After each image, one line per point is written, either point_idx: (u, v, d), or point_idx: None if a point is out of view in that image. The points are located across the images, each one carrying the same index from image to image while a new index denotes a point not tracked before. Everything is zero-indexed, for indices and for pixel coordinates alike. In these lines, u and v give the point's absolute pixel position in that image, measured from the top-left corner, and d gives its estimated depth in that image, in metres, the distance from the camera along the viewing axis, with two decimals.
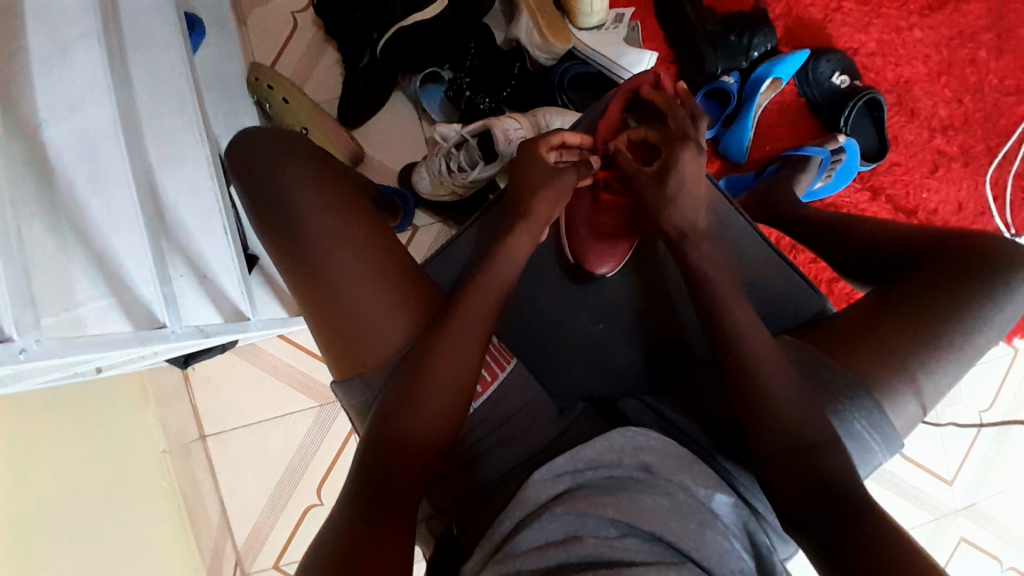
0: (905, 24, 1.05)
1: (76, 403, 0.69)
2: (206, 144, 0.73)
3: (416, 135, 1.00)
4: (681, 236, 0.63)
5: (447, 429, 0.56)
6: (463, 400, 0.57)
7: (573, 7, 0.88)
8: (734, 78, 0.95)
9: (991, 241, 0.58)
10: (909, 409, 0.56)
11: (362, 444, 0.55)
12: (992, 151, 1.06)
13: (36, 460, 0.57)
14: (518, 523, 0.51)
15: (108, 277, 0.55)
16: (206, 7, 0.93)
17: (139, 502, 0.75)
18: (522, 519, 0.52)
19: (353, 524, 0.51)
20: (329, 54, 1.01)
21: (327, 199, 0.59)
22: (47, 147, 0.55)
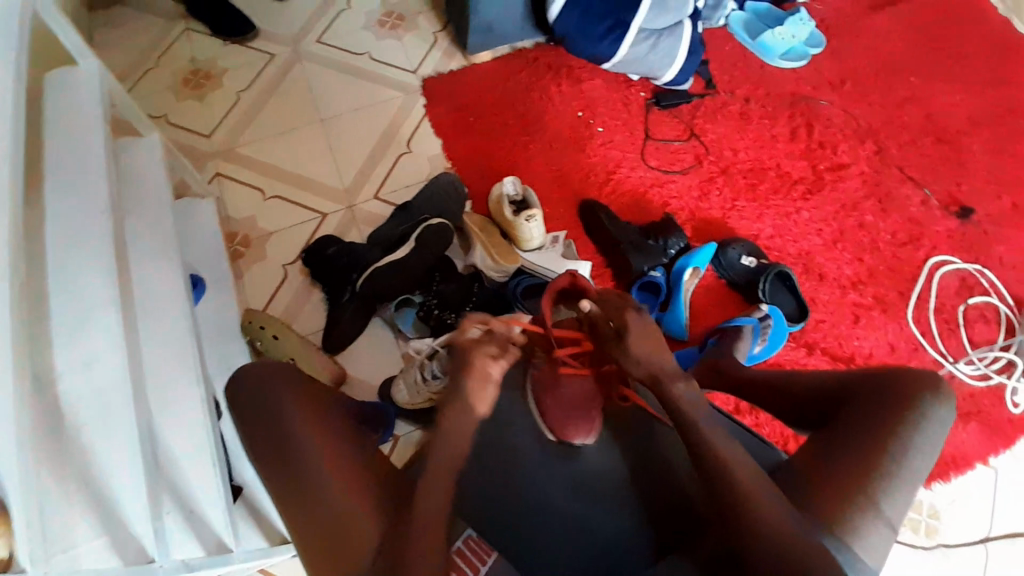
0: (793, 209, 1.28)
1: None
2: (203, 384, 0.80)
3: (393, 353, 1.11)
4: (656, 378, 0.67)
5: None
6: None
7: (516, 235, 1.09)
8: (660, 271, 1.13)
9: (895, 372, 0.67)
10: (873, 540, 0.59)
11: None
12: (905, 294, 1.21)
13: None
14: None
15: (106, 517, 0.59)
16: (208, 269, 1.11)
17: None
18: None
19: None
20: (315, 293, 1.16)
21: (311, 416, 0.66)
22: (61, 400, 0.63)
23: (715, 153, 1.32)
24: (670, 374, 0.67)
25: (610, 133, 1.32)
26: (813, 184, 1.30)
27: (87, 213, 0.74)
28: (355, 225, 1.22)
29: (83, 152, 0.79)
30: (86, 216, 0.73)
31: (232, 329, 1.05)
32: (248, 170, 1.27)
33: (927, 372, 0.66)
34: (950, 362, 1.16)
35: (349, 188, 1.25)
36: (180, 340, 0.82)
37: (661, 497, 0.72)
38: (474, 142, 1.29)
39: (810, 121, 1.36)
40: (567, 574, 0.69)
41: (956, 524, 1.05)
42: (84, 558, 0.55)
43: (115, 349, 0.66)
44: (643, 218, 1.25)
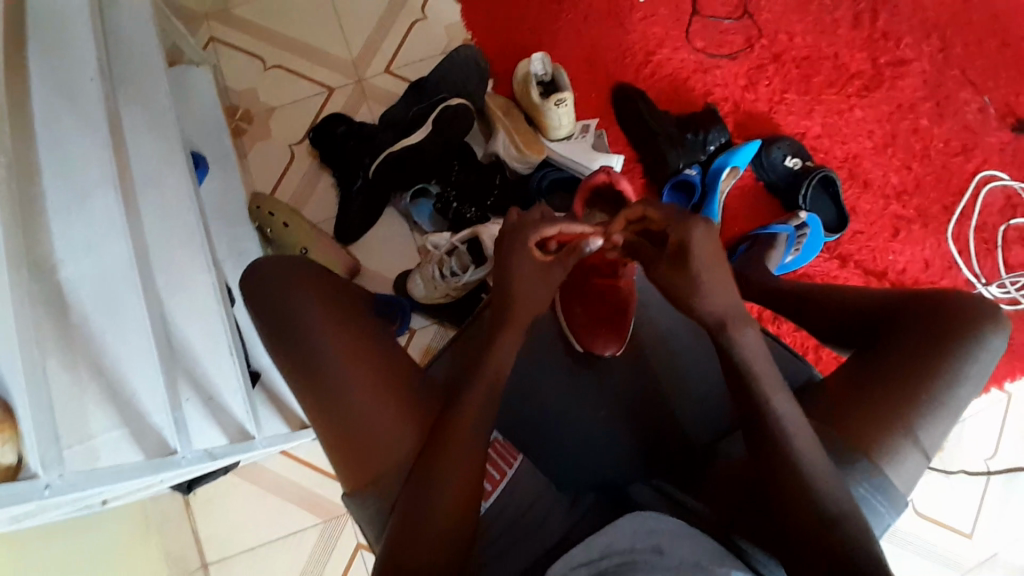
0: (845, 106, 1.16)
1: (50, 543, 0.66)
2: (212, 270, 0.77)
3: (409, 245, 1.07)
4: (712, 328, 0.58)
5: (464, 527, 0.56)
6: (473, 495, 0.57)
7: (543, 122, 1.00)
8: (696, 169, 1.05)
9: (955, 297, 0.62)
10: (907, 465, 0.58)
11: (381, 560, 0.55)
12: (948, 209, 1.14)
13: None
14: None
15: (121, 406, 0.58)
16: (208, 147, 1.03)
17: None
18: None
19: None
20: (325, 177, 1.09)
21: (334, 318, 0.63)
22: (64, 287, 0.58)
23: (768, 36, 1.17)
24: (737, 317, 0.58)
25: (652, 7, 1.16)
26: (872, 79, 1.17)
27: (67, 87, 0.66)
28: (366, 102, 1.12)
29: (59, 9, 0.69)
30: (68, 92, 0.66)
31: (239, 212, 1.00)
32: (245, 35, 1.13)
33: (985, 299, 0.62)
34: (982, 283, 1.11)
35: (357, 61, 1.13)
36: (187, 225, 0.77)
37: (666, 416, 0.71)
38: (496, 12, 1.14)
39: (878, 4, 1.19)
40: (588, 477, 0.70)
41: (961, 442, 1.07)
42: (102, 450, 0.55)
43: (120, 235, 0.63)
44: (682, 108, 1.14)
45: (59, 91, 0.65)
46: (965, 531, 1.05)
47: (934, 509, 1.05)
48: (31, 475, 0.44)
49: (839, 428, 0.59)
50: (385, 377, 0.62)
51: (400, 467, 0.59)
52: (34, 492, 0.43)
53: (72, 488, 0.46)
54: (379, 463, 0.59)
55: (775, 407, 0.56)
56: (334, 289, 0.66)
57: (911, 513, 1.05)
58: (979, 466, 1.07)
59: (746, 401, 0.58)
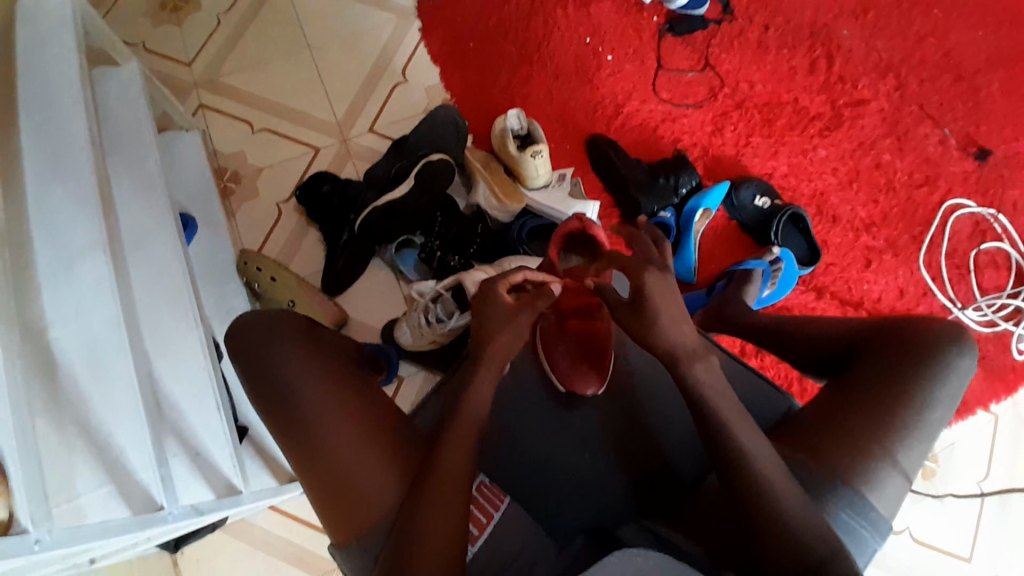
0: (808, 147, 1.22)
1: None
2: (201, 326, 0.78)
3: (395, 295, 1.08)
4: (673, 360, 0.61)
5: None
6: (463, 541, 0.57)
7: (521, 173, 1.04)
8: (670, 211, 1.09)
9: (918, 323, 0.65)
10: (889, 490, 0.59)
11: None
12: (918, 238, 1.18)
13: None
14: None
15: (107, 464, 0.58)
16: (197, 209, 1.06)
17: None
18: None
19: None
20: (312, 232, 1.12)
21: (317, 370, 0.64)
22: (53, 349, 0.59)
23: (730, 86, 1.25)
24: (690, 354, 0.61)
25: (620, 63, 1.24)
26: (831, 121, 1.24)
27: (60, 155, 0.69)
28: (351, 160, 1.16)
29: (54, 87, 0.73)
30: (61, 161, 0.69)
31: (227, 270, 1.02)
32: (234, 102, 1.19)
33: (948, 324, 0.65)
34: (957, 307, 1.15)
35: (342, 122, 1.18)
36: (175, 285, 0.79)
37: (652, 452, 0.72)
38: (473, 72, 1.21)
39: (831, 52, 1.27)
40: (574, 519, 0.70)
41: (953, 467, 1.07)
42: (88, 509, 0.54)
43: (103, 296, 0.64)
44: (653, 155, 1.19)
45: (52, 160, 0.68)
46: (965, 555, 1.04)
47: (934, 536, 1.04)
48: (19, 531, 0.44)
49: (818, 456, 0.60)
50: (370, 426, 0.62)
51: (386, 517, 0.59)
52: (23, 547, 0.43)
53: (60, 546, 0.46)
54: (365, 514, 0.59)
55: (740, 440, 0.58)
56: (317, 342, 0.67)
57: (910, 541, 1.04)
58: (973, 489, 1.07)
59: (718, 435, 0.59)
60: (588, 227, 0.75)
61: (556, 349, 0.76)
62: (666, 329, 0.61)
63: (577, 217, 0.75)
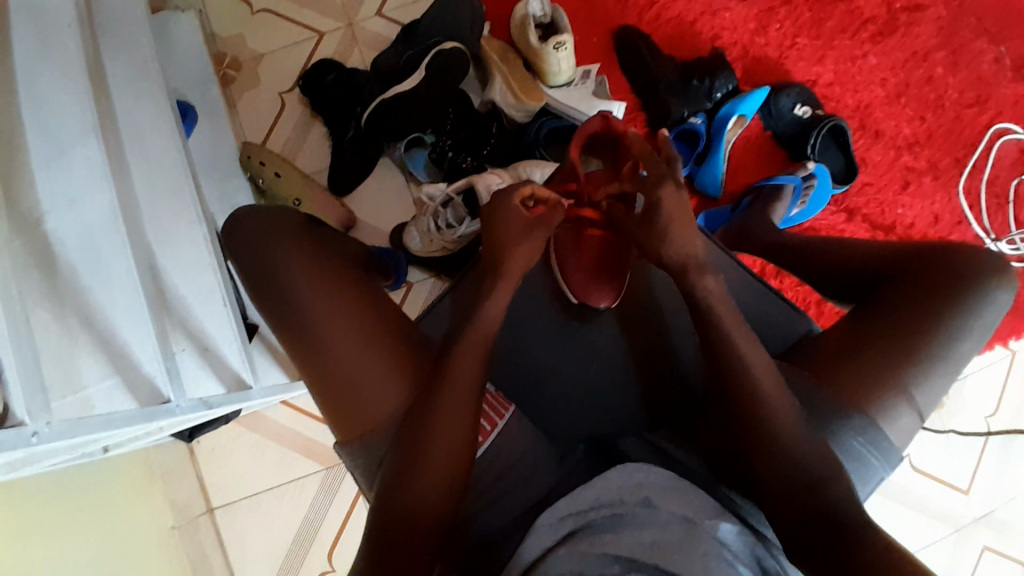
0: (859, 52, 1.11)
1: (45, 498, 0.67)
2: (204, 223, 0.76)
3: (403, 196, 1.05)
4: (683, 268, 0.62)
5: (458, 473, 0.57)
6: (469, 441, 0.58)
7: (542, 68, 0.95)
8: (701, 118, 1.01)
9: (960, 250, 0.61)
10: (905, 420, 0.58)
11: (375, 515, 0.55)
12: (960, 162, 1.10)
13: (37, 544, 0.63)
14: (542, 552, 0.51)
15: (112, 356, 0.57)
16: (196, 96, 1.00)
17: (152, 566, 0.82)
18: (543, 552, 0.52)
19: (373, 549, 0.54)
20: (317, 128, 1.06)
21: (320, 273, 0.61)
22: (49, 237, 0.56)
23: None
24: (701, 263, 0.62)
25: None
26: (889, 22, 1.11)
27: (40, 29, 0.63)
28: (357, 48, 1.07)
29: None
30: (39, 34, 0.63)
31: (230, 164, 0.98)
32: None
33: (991, 253, 0.61)
34: (989, 240, 1.09)
35: (348, 4, 1.08)
36: (174, 177, 0.75)
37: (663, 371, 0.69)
38: None
39: None
40: (577, 429, 0.71)
41: (960, 399, 1.07)
42: (96, 400, 0.55)
43: (103, 187, 0.62)
44: (688, 53, 1.09)
45: (32, 35, 0.63)
46: (963, 487, 1.06)
47: (929, 462, 1.06)
48: (18, 423, 0.43)
49: (836, 384, 0.58)
50: (375, 333, 0.61)
51: (391, 417, 0.59)
52: (21, 439, 0.42)
53: (60, 438, 0.45)
54: (369, 414, 0.59)
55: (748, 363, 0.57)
56: (320, 243, 0.64)
57: (907, 466, 1.06)
58: (978, 422, 1.07)
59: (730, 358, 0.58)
60: (613, 125, 0.69)
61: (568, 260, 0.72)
62: (675, 238, 0.61)
63: (598, 115, 0.70)
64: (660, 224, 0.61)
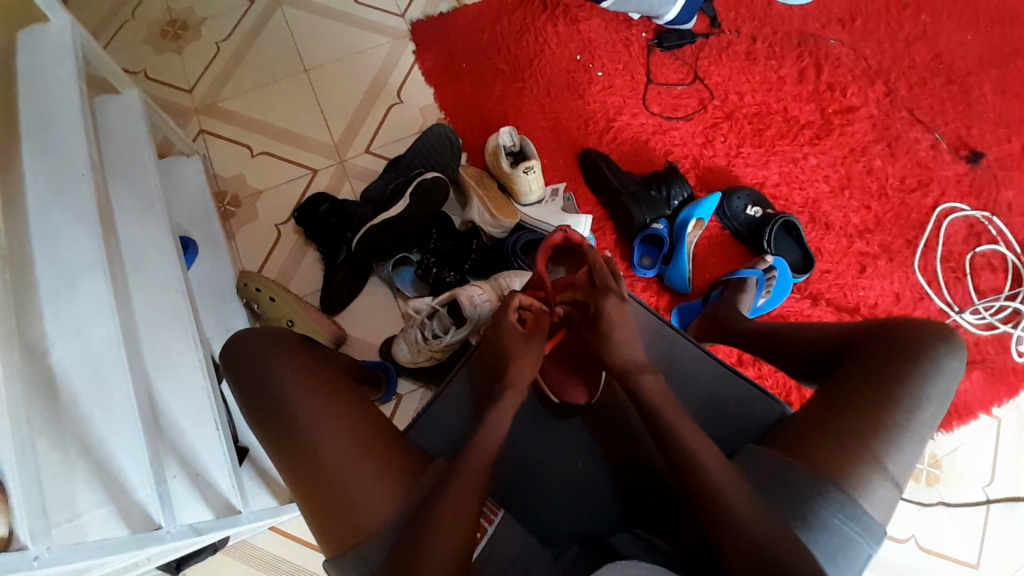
0: (799, 155, 1.24)
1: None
2: (200, 347, 0.79)
3: (392, 311, 1.10)
4: (626, 372, 0.67)
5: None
6: (462, 545, 0.58)
7: (514, 188, 1.05)
8: (662, 223, 1.10)
9: (905, 324, 0.66)
10: (880, 493, 0.59)
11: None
12: (912, 243, 1.19)
13: None
14: None
15: (107, 483, 0.59)
16: (197, 231, 1.09)
17: None
18: None
19: None
20: (310, 253, 1.13)
21: (313, 392, 0.64)
22: (54, 369, 0.61)
23: (719, 98, 1.27)
24: (641, 367, 0.67)
25: (610, 78, 1.26)
26: (821, 128, 1.26)
27: (62, 182, 0.71)
28: (347, 180, 1.18)
29: (56, 115, 0.75)
30: (60, 189, 0.70)
31: (226, 290, 1.04)
32: (232, 126, 1.21)
33: (936, 325, 0.66)
34: (954, 310, 1.15)
35: (339, 143, 1.20)
36: (175, 304, 0.80)
37: (652, 468, 0.70)
38: (466, 91, 1.23)
39: (819, 62, 1.29)
40: (570, 529, 0.70)
41: (956, 472, 1.07)
42: (88, 527, 0.55)
43: (105, 316, 0.65)
44: (645, 167, 1.21)
45: (53, 190, 0.70)
46: (973, 562, 1.03)
47: (939, 543, 1.03)
48: (19, 547, 0.44)
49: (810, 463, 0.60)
50: (365, 447, 0.62)
51: (381, 528, 0.59)
52: (23, 562, 0.43)
53: (60, 561, 0.46)
54: (361, 526, 0.60)
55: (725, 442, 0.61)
56: (312, 362, 0.67)
57: (917, 549, 1.03)
58: (979, 496, 1.06)
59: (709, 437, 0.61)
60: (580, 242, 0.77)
61: (548, 363, 0.78)
62: (621, 346, 0.68)
63: (565, 231, 0.77)
64: (606, 333, 0.68)
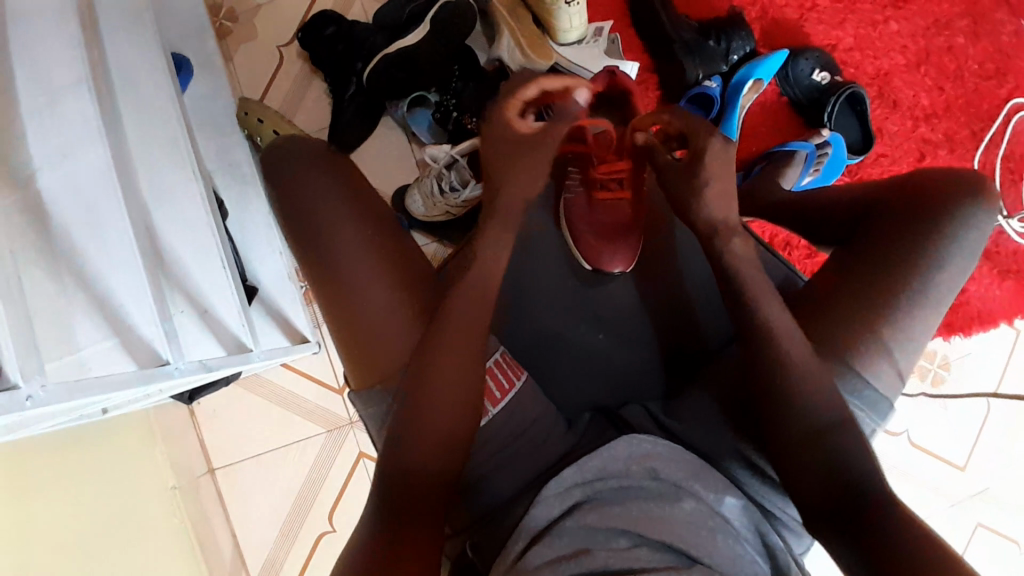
0: (879, 17, 1.07)
1: (31, 461, 0.65)
2: (200, 181, 0.74)
3: (406, 158, 1.02)
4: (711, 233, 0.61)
5: (463, 423, 0.57)
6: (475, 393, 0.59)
7: (551, 25, 0.91)
8: (715, 82, 0.97)
9: (933, 184, 0.61)
10: (887, 367, 0.59)
11: (378, 470, 0.56)
12: (977, 135, 1.07)
13: (29, 505, 0.62)
14: (552, 518, 0.53)
15: (108, 317, 0.55)
16: (190, 46, 0.96)
17: (140, 520, 0.82)
18: (556, 514, 0.53)
19: (381, 504, 0.55)
20: (317, 83, 1.02)
21: (351, 218, 0.64)
22: (42, 197, 0.55)
23: None
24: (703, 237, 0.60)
25: None
26: None
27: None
28: (358, 1, 1.03)
29: None
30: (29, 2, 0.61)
31: (226, 119, 0.94)
32: None
33: (957, 173, 0.62)
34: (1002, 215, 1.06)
35: None
36: (171, 129, 0.73)
37: None
38: None
39: None
40: (581, 396, 0.70)
41: (963, 376, 1.07)
42: (92, 361, 0.52)
43: (94, 140, 0.60)
44: (703, 12, 1.04)
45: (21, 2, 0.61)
46: (959, 463, 1.06)
47: (931, 440, 1.06)
48: (10, 385, 0.42)
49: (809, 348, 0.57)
50: (393, 291, 0.62)
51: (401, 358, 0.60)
52: (14, 403, 0.41)
53: (56, 401, 0.44)
54: (383, 356, 0.61)
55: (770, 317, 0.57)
56: (355, 191, 0.66)
57: (907, 444, 1.06)
58: (979, 401, 1.07)
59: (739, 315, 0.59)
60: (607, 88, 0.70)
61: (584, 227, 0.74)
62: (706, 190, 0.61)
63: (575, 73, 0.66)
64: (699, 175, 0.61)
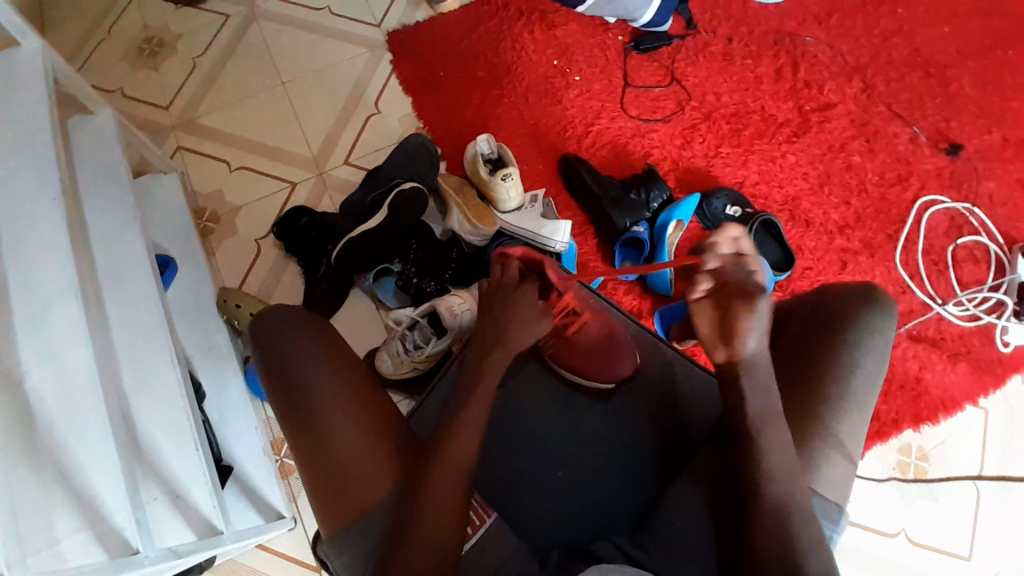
0: (778, 153, 1.24)
1: None
2: (180, 365, 0.77)
3: (374, 323, 1.10)
4: None
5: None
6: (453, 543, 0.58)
7: (493, 196, 1.06)
8: (643, 226, 1.10)
9: (830, 295, 0.70)
10: (833, 469, 0.63)
11: None
12: (892, 237, 1.20)
13: None
14: None
15: (85, 509, 0.56)
16: (177, 248, 1.06)
17: None
18: None
19: None
20: (292, 266, 1.13)
21: (333, 367, 0.65)
22: (30, 398, 0.59)
23: (698, 98, 1.27)
24: None
25: (588, 82, 1.26)
26: (799, 126, 1.26)
27: None
28: (326, 194, 1.18)
29: (32, 133, 0.72)
30: None
31: (206, 306, 1.02)
32: (211, 141, 1.21)
33: (860, 286, 0.70)
34: (937, 303, 1.15)
35: (318, 155, 1.20)
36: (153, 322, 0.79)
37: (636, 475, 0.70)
38: (443, 99, 1.23)
39: (795, 60, 1.30)
40: (557, 537, 0.70)
41: (947, 463, 1.07)
42: (69, 553, 0.53)
43: (81, 339, 0.63)
44: (625, 170, 1.21)
45: None
46: (965, 556, 1.03)
47: (930, 536, 1.04)
48: None
49: (757, 460, 0.59)
50: (371, 430, 0.63)
51: (381, 512, 0.60)
52: None
53: None
54: (361, 509, 0.60)
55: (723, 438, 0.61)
56: (333, 338, 0.68)
57: (906, 542, 1.04)
58: (969, 487, 1.06)
59: None
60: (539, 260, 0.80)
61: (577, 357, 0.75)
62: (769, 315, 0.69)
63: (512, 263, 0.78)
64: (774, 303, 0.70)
